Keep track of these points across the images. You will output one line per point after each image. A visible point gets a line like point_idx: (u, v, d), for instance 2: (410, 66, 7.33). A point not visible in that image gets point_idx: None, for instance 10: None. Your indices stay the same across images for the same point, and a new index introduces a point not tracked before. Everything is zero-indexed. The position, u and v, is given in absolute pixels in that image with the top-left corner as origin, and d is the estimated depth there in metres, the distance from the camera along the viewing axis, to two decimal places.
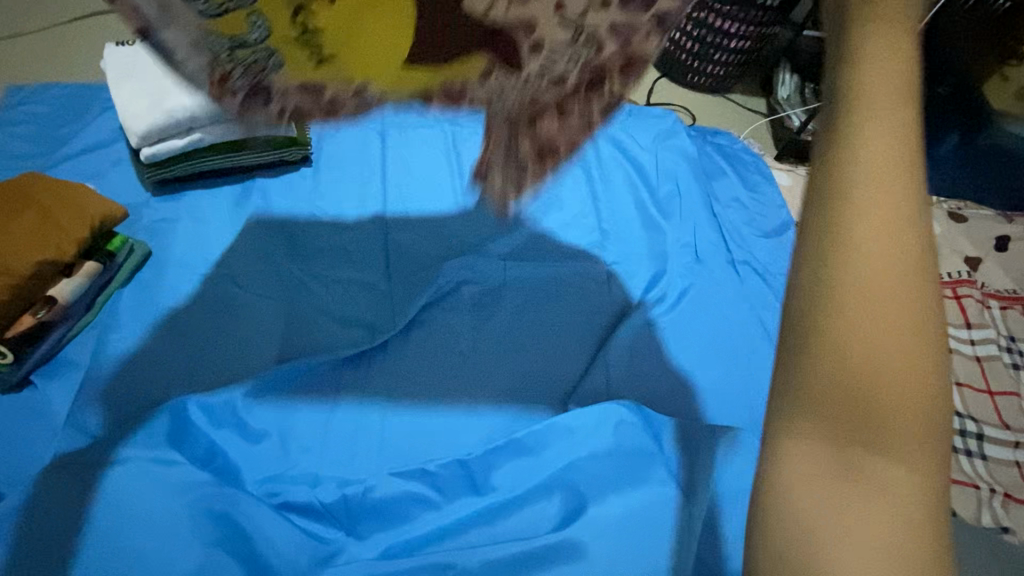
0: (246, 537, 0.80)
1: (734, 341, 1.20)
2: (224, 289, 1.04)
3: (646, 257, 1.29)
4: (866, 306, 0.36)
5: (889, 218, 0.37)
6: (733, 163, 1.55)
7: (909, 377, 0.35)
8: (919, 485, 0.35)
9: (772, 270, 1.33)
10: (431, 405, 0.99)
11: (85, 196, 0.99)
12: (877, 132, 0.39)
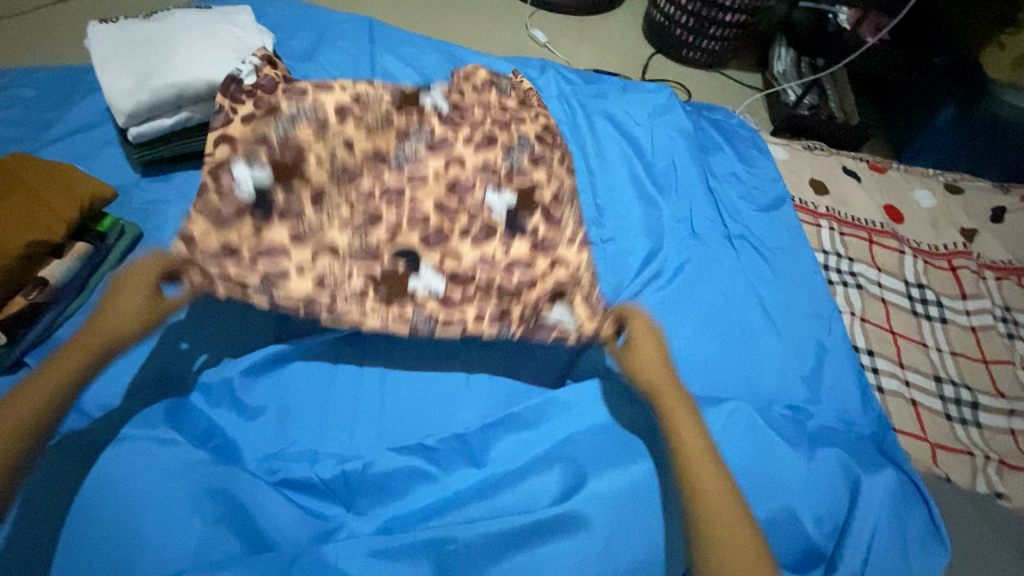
0: (247, 514, 0.81)
1: (731, 314, 1.20)
2: None
3: (642, 232, 1.28)
4: (698, 455, 0.81)
5: (690, 427, 0.84)
6: (729, 138, 1.54)
7: (717, 476, 0.78)
8: (733, 514, 0.74)
9: (769, 244, 1.33)
10: (427, 383, 0.98)
11: (72, 176, 0.98)
12: (671, 400, 0.88)
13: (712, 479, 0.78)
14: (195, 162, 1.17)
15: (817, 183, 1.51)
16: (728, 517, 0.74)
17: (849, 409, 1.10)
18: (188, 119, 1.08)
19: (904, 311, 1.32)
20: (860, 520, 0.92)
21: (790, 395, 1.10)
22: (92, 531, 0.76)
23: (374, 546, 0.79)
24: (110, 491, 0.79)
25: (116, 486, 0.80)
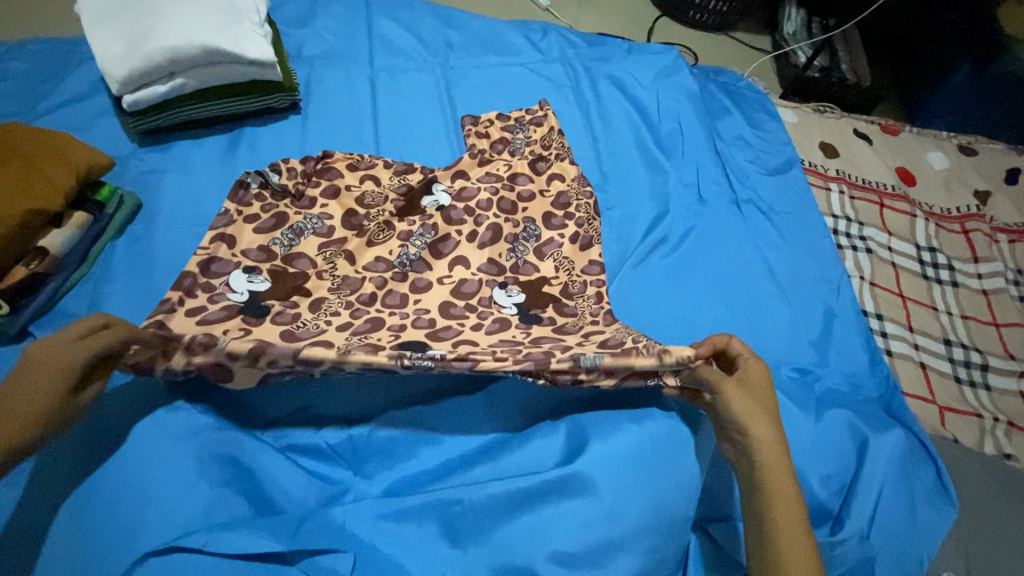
0: (253, 478, 0.82)
1: (735, 281, 1.19)
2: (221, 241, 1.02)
3: (647, 199, 1.27)
4: (775, 470, 0.73)
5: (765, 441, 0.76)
6: (737, 101, 1.50)
7: (786, 484, 0.72)
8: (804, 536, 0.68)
9: (777, 209, 1.31)
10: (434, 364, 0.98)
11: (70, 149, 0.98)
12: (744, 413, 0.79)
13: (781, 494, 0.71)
14: (189, 132, 1.15)
15: (827, 146, 1.48)
16: (799, 541, 0.67)
17: (857, 372, 1.09)
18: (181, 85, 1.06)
19: (914, 275, 1.30)
20: (868, 480, 0.92)
21: (798, 359, 1.09)
22: (105, 495, 0.77)
23: (381, 507, 0.80)
24: (121, 457, 0.80)
25: (128, 451, 0.81)
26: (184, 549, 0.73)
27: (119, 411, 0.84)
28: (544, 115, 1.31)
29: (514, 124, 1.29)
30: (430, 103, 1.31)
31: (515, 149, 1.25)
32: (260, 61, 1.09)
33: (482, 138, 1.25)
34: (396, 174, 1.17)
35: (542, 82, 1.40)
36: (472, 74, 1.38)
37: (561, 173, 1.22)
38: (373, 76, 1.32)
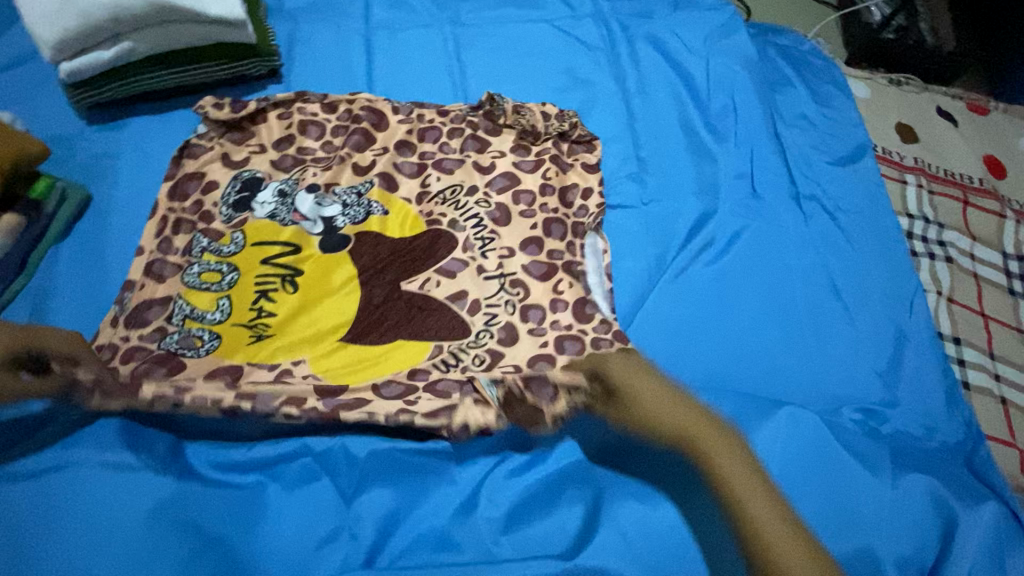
0: (213, 538, 0.67)
1: (798, 309, 1.01)
2: (208, 315, 0.81)
3: (692, 193, 1.08)
4: (740, 477, 0.73)
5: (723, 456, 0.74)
6: (801, 70, 1.27)
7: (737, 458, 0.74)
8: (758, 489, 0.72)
9: (844, 208, 1.11)
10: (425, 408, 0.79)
11: (257, 228, 0.88)
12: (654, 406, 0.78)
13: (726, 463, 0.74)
14: (151, 104, 0.97)
15: (904, 128, 1.27)
16: (782, 544, 0.68)
17: (931, 415, 0.92)
18: (298, 186, 0.92)
19: (998, 289, 1.11)
20: (954, 567, 0.76)
21: (868, 397, 0.93)
22: (119, 486, 0.68)
23: (375, 566, 0.67)
24: (140, 460, 0.71)
25: (154, 453, 0.72)
26: (193, 535, 0.67)
27: (45, 462, 0.69)
28: (572, 118, 1.05)
29: (539, 114, 1.04)
30: (437, 74, 1.11)
31: (539, 148, 1.02)
32: (223, 19, 0.89)
33: (501, 132, 1.03)
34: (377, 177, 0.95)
35: (570, 43, 1.18)
36: (488, 32, 1.17)
37: (583, 183, 1.00)
38: (369, 35, 1.11)
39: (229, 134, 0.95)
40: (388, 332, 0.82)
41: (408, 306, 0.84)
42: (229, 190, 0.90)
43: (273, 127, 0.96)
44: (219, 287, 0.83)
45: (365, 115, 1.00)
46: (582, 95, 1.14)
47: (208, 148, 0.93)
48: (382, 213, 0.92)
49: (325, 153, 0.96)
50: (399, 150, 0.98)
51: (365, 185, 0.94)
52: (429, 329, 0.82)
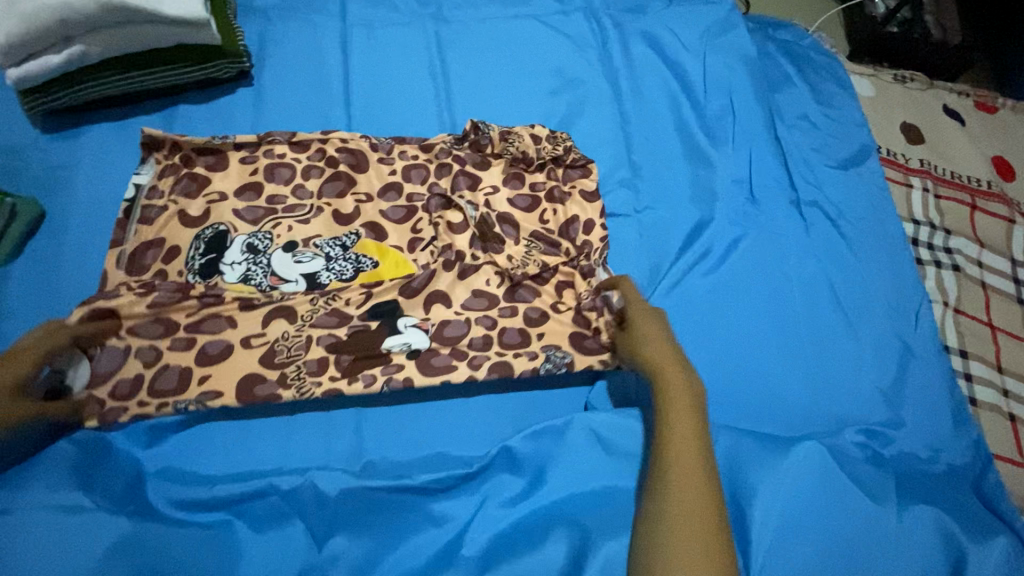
0: None
1: (798, 323, 0.96)
2: (172, 413, 0.74)
3: (688, 200, 1.03)
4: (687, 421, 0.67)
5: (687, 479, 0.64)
6: (802, 67, 1.21)
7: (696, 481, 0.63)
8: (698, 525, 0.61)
9: (847, 214, 1.06)
10: (407, 441, 0.77)
11: (236, 311, 0.79)
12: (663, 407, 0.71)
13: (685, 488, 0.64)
14: (113, 110, 0.90)
15: (909, 128, 1.21)
16: (712, 521, 0.59)
17: (936, 436, 0.89)
18: (274, 243, 0.85)
19: (1006, 298, 1.06)
20: None
21: (871, 419, 0.89)
22: (69, 530, 0.63)
23: None
24: (93, 501, 0.66)
25: (110, 495, 0.67)
26: None
27: None
28: (567, 143, 0.99)
29: (533, 143, 0.98)
30: (418, 74, 1.05)
31: (533, 182, 0.98)
32: (185, 20, 0.83)
33: (492, 163, 0.98)
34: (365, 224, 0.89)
35: (558, 40, 1.12)
36: (473, 30, 1.11)
37: (581, 215, 0.96)
38: (345, 33, 1.05)
39: (182, 184, 0.86)
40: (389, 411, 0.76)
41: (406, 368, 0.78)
42: (193, 253, 0.82)
43: (236, 173, 0.89)
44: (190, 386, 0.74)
45: (341, 158, 0.93)
46: (573, 97, 1.08)
47: (161, 208, 0.84)
48: (373, 266, 0.86)
49: (298, 201, 0.89)
50: (384, 194, 0.93)
51: (350, 237, 0.88)
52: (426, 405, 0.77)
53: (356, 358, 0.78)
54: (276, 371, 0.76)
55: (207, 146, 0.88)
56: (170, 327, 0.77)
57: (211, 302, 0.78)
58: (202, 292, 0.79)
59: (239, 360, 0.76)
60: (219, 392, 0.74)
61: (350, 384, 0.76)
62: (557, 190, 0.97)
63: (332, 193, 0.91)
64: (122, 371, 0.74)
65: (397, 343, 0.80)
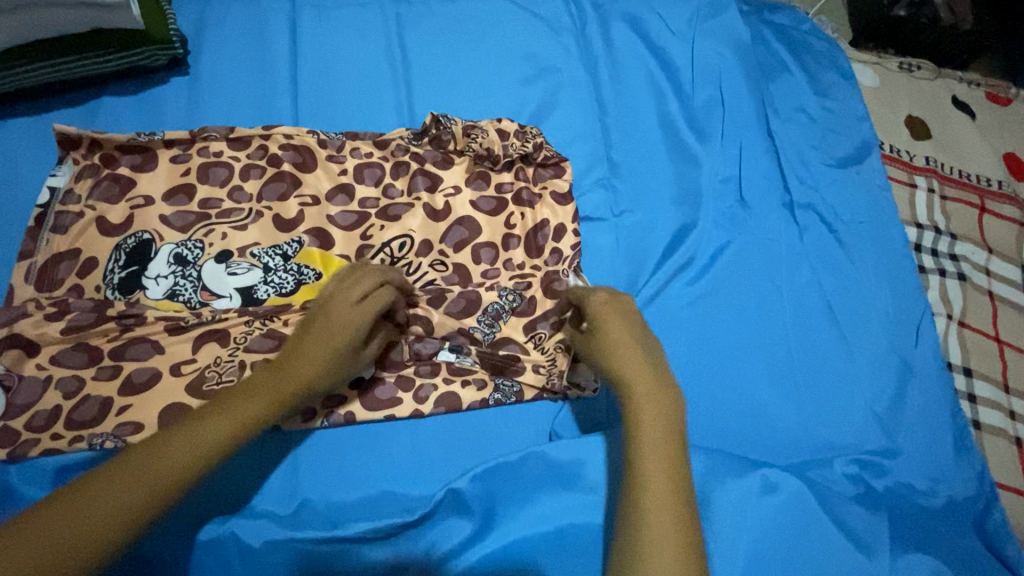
0: None
1: (787, 338, 0.88)
2: (83, 449, 0.66)
3: (671, 202, 0.94)
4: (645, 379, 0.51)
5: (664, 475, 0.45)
6: (799, 53, 1.11)
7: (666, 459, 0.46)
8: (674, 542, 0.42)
9: (845, 217, 0.97)
10: (348, 479, 0.70)
11: (163, 334, 0.71)
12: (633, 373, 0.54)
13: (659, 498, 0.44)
14: (28, 104, 0.82)
15: (915, 122, 1.12)
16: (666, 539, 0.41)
17: (935, 465, 0.82)
18: (205, 252, 0.77)
19: (1016, 309, 0.98)
20: None
21: (862, 447, 0.81)
22: None
23: None
24: None
25: None
26: None
27: None
28: (539, 140, 0.90)
29: (501, 139, 0.88)
30: (375, 62, 0.95)
31: (500, 183, 0.88)
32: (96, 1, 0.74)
33: (453, 162, 0.89)
34: (310, 231, 0.81)
35: (531, 23, 1.02)
36: (438, 12, 1.00)
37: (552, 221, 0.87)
38: (293, 16, 0.95)
39: (103, 187, 0.77)
40: (331, 449, 0.71)
41: (350, 399, 0.72)
42: (112, 265, 0.74)
43: (164, 174, 0.80)
44: (107, 419, 0.67)
45: (285, 155, 0.84)
46: (547, 87, 0.98)
47: (76, 214, 0.75)
48: (316, 278, 0.78)
49: (234, 204, 0.80)
50: (334, 197, 0.84)
51: (292, 245, 0.79)
52: (370, 441, 0.72)
53: None
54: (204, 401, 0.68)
55: (131, 144, 0.79)
56: (94, 354, 0.69)
57: (133, 324, 0.70)
58: (121, 312, 0.70)
59: (161, 390, 0.68)
60: (139, 426, 0.67)
61: (286, 420, 0.71)
62: (524, 189, 0.88)
63: (273, 195, 0.82)
64: (40, 403, 0.67)
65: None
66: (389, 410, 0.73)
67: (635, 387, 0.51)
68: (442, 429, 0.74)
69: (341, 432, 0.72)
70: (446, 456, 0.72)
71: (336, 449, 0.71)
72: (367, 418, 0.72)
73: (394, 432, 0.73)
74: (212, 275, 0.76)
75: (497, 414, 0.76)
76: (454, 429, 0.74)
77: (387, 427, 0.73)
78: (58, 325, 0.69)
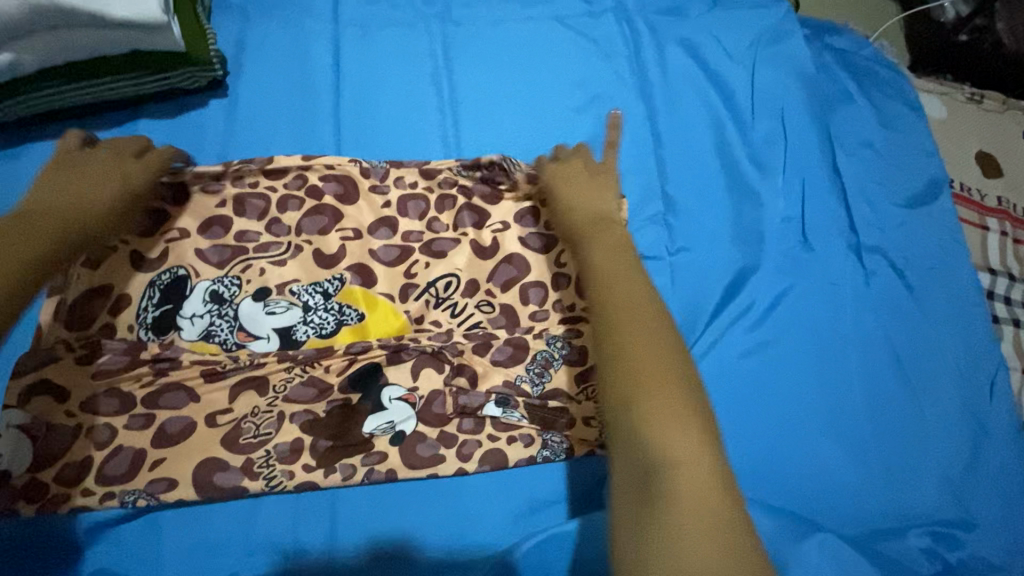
0: None
1: (853, 391, 0.82)
2: (114, 505, 0.62)
3: (729, 241, 0.88)
4: (638, 318, 0.50)
5: (655, 366, 0.45)
6: (864, 81, 1.05)
7: (660, 358, 0.46)
8: (685, 440, 0.42)
9: (913, 261, 0.91)
10: (390, 540, 0.65)
11: (198, 381, 0.67)
12: (619, 285, 0.54)
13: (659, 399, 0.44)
14: (63, 124, 0.78)
15: (985, 158, 1.05)
16: (674, 433, 0.42)
17: (1016, 540, 0.75)
18: (242, 289, 0.72)
19: None
20: None
21: (937, 516, 0.76)
22: None
23: None
24: None
25: None
26: None
27: None
28: None
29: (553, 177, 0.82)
30: (421, 85, 0.90)
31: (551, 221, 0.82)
32: (137, 22, 0.69)
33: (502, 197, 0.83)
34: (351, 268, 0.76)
35: (584, 46, 0.97)
36: (486, 32, 0.96)
37: None
38: (336, 34, 0.91)
39: None
40: (372, 506, 0.67)
41: (392, 454, 0.68)
42: (145, 303, 0.69)
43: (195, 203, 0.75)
44: (140, 473, 0.63)
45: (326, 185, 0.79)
46: (600, 114, 0.93)
47: None
48: (358, 319, 0.74)
49: (272, 238, 0.76)
50: (376, 230, 0.79)
51: (334, 282, 0.75)
52: (413, 498, 0.68)
53: (334, 442, 0.67)
54: (242, 455, 0.65)
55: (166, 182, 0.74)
56: (126, 401, 0.65)
57: (169, 368, 0.67)
58: (156, 355, 0.67)
59: (196, 441, 0.65)
60: (172, 481, 0.63)
61: (326, 476, 0.66)
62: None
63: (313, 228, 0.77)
64: (70, 453, 0.63)
65: (380, 423, 0.69)
66: (434, 467, 0.68)
67: (617, 304, 0.52)
68: (489, 486, 0.69)
69: (383, 489, 0.68)
70: (493, 518, 0.68)
71: (376, 507, 0.67)
72: (410, 473, 0.68)
73: (438, 490, 0.68)
74: (249, 314, 0.72)
75: (548, 472, 0.71)
76: (501, 488, 0.70)
77: (431, 485, 0.69)
78: (90, 369, 0.65)
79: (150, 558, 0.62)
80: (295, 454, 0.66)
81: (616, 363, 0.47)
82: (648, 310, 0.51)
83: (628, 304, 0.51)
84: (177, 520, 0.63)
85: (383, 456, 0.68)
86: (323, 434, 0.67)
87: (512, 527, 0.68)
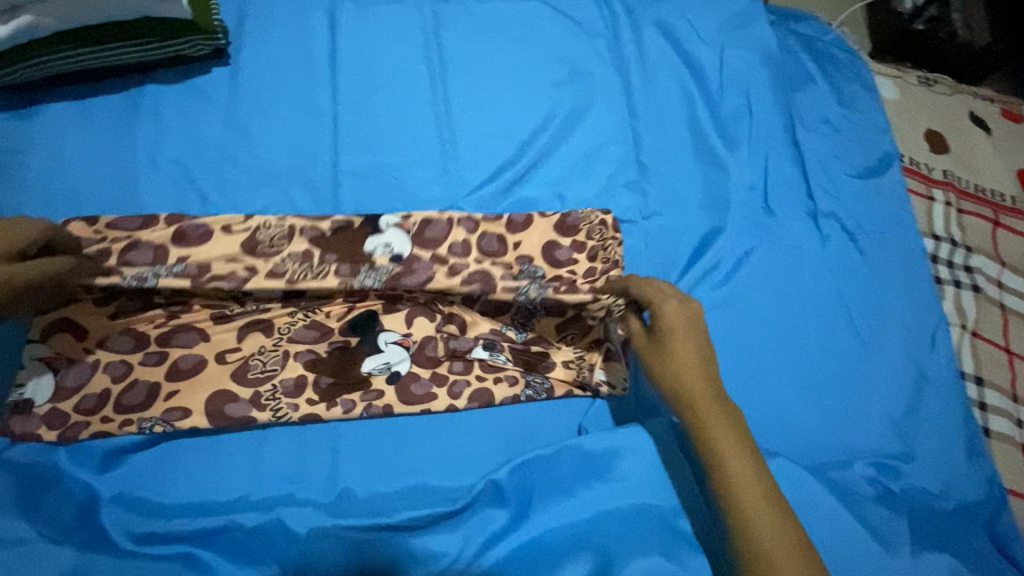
0: None
1: (807, 341, 0.90)
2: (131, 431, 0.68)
3: (698, 207, 0.96)
4: (740, 457, 0.59)
5: (768, 520, 0.55)
6: (824, 64, 1.13)
7: (764, 498, 0.56)
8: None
9: (866, 226, 0.99)
10: (386, 466, 0.72)
11: (208, 322, 0.72)
12: (711, 418, 0.61)
13: (777, 546, 0.53)
14: (73, 88, 0.83)
15: (933, 136, 1.15)
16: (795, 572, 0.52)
17: (949, 469, 0.84)
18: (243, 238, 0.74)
19: None
20: None
21: (879, 449, 0.84)
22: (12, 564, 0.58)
23: None
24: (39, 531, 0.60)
25: (58, 523, 0.62)
26: None
27: None
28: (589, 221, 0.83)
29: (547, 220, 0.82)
30: (412, 58, 0.96)
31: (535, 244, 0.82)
32: None
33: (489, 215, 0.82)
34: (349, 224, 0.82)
35: (566, 26, 1.04)
36: (474, 11, 1.02)
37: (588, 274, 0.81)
38: (333, 9, 0.96)
39: None
40: (370, 437, 0.73)
41: (389, 390, 0.74)
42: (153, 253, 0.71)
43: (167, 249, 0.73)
44: (155, 402, 0.68)
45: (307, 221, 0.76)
46: (580, 89, 1.00)
47: None
48: None
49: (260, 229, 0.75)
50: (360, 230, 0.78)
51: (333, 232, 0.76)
52: (407, 430, 0.74)
53: (335, 380, 0.73)
54: (250, 389, 0.71)
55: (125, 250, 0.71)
56: (141, 339, 0.70)
57: (180, 311, 0.72)
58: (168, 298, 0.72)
59: (208, 375, 0.70)
60: (185, 410, 0.69)
61: (327, 409, 0.72)
62: (586, 267, 0.81)
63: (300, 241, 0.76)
64: (91, 385, 0.68)
65: (376, 364, 0.75)
66: (426, 402, 0.75)
67: (719, 446, 0.59)
68: (477, 421, 0.76)
69: (380, 422, 0.74)
70: (481, 448, 0.74)
71: (375, 437, 0.73)
72: (405, 408, 0.74)
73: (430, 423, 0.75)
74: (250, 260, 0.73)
75: (531, 409, 0.78)
76: (488, 423, 0.76)
77: (423, 419, 0.75)
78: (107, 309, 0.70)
79: (165, 479, 0.67)
80: (299, 389, 0.72)
81: (735, 512, 0.56)
82: (747, 452, 0.59)
83: (724, 441, 0.60)
84: (189, 447, 0.69)
85: (379, 393, 0.74)
86: (324, 372, 0.73)
87: (498, 455, 0.74)
